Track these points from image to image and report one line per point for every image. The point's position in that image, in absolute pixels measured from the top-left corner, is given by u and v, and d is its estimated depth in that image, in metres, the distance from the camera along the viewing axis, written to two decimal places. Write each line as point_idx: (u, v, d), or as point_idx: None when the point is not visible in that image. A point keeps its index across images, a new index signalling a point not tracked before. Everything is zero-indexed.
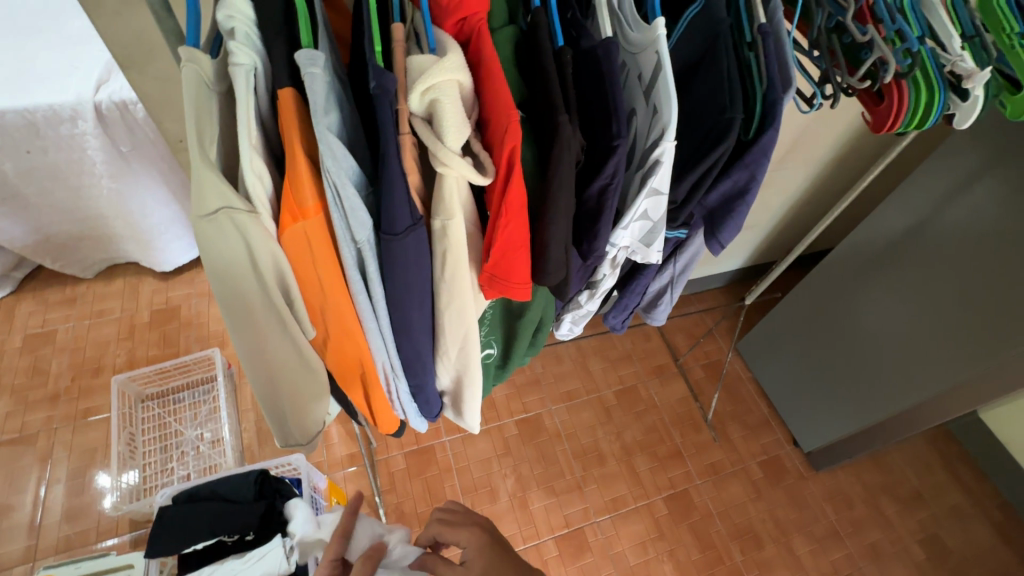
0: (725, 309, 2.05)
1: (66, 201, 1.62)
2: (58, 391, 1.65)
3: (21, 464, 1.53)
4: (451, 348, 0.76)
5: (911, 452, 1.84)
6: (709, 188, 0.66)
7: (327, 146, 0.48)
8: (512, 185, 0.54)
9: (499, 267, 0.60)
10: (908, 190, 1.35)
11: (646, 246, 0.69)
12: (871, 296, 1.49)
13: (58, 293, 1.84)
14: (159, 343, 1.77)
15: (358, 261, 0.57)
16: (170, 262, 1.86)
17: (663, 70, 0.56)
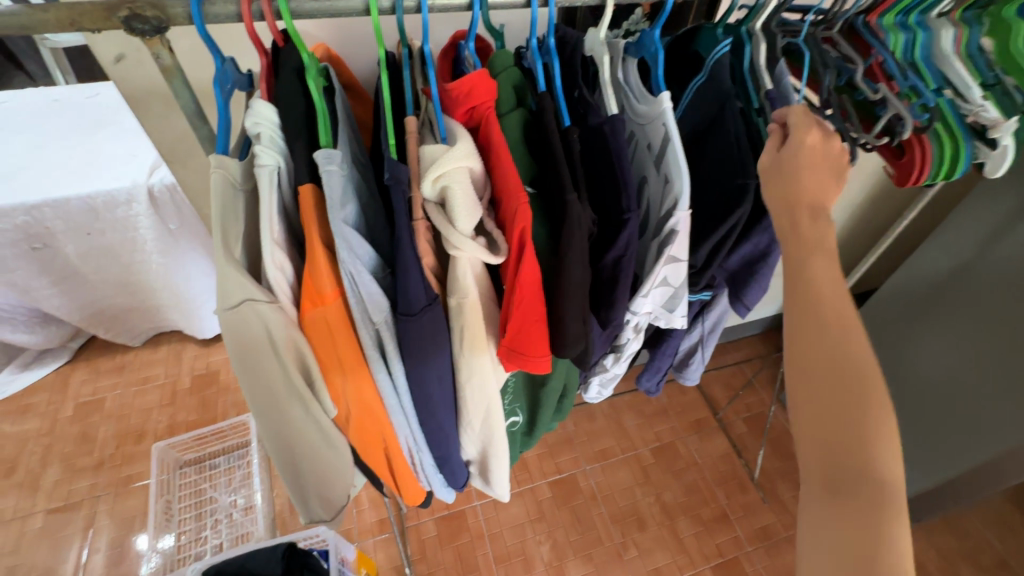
0: (764, 357, 1.97)
1: (119, 276, 1.75)
2: (102, 457, 1.70)
3: (64, 533, 1.56)
4: (473, 419, 0.74)
5: (988, 512, 1.66)
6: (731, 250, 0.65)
7: (343, 237, 0.51)
8: (525, 262, 0.55)
9: (515, 341, 0.60)
10: (952, 229, 1.31)
11: (670, 312, 0.67)
12: (920, 342, 1.40)
13: (108, 362, 1.94)
14: (198, 407, 1.82)
15: (376, 341, 0.59)
16: (211, 328, 1.95)
17: (671, 142, 0.57)
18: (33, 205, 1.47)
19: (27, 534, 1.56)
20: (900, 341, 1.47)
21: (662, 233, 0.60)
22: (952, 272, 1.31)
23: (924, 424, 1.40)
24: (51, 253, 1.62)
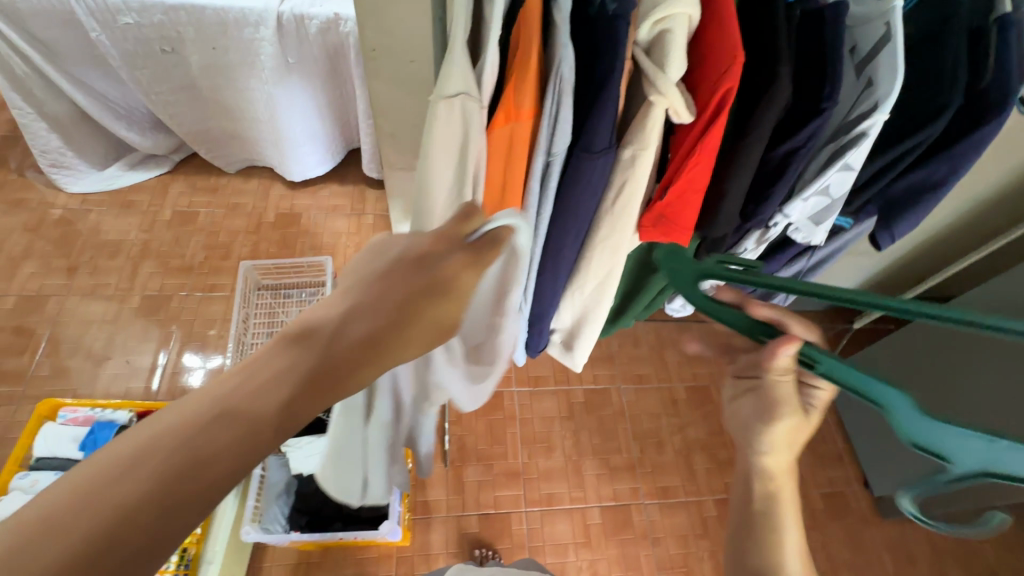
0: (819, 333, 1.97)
1: (229, 100, 1.81)
2: (192, 263, 1.87)
3: (154, 319, 1.75)
4: (585, 283, 0.80)
5: (994, 529, 1.70)
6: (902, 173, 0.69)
7: (561, 57, 0.52)
8: (713, 128, 0.56)
9: (671, 208, 0.64)
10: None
11: (815, 225, 0.69)
12: None
13: (203, 181, 2.06)
14: (279, 242, 1.95)
15: (542, 174, 0.62)
16: (300, 172, 2.01)
17: (892, 40, 0.55)
18: (173, 5, 1.53)
19: (124, 310, 1.76)
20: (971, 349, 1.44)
21: (846, 137, 0.60)
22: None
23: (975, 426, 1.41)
24: (176, 59, 1.68)
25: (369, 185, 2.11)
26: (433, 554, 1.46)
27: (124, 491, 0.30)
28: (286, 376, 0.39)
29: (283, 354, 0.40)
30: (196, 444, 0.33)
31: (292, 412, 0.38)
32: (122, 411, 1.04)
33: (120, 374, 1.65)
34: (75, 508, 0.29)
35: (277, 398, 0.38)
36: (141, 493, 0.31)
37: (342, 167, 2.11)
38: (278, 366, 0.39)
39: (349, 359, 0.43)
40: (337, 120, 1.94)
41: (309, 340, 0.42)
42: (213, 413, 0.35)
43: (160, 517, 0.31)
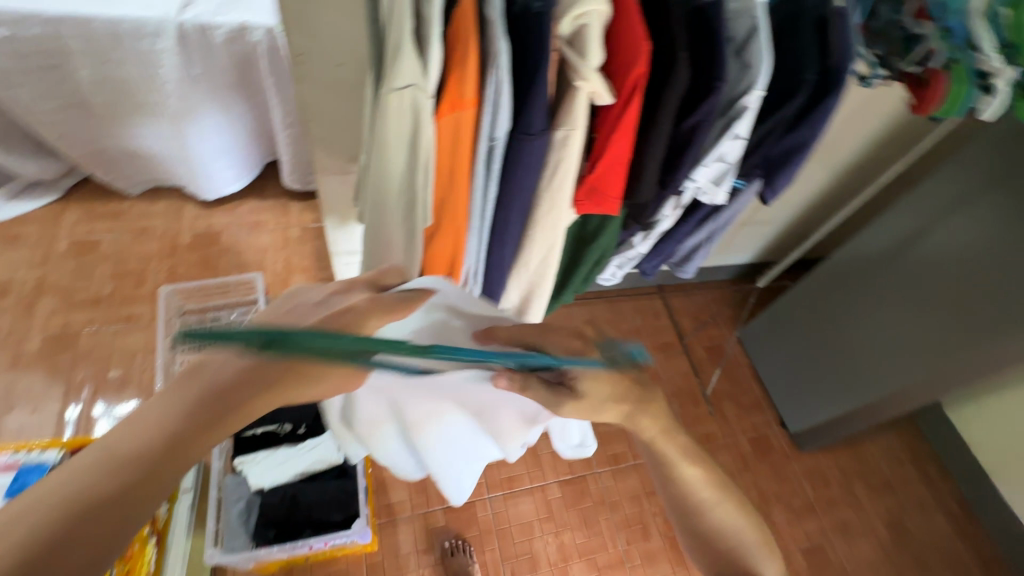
0: (729, 299, 2.20)
1: (126, 117, 1.69)
2: (100, 295, 1.72)
3: (62, 359, 1.60)
4: (529, 260, 0.87)
5: (885, 446, 1.99)
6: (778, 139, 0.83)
7: (498, 49, 0.59)
8: (631, 107, 0.66)
9: (601, 179, 0.73)
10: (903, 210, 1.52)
11: (716, 186, 0.81)
12: (870, 292, 1.63)
13: (103, 206, 1.90)
14: (200, 264, 1.84)
15: (486, 156, 0.69)
16: (215, 190, 1.92)
17: (759, 31, 0.68)
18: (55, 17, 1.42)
19: (25, 353, 1.59)
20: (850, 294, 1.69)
21: (732, 111, 0.72)
22: (896, 244, 1.55)
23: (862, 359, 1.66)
24: (61, 75, 1.55)
25: (292, 197, 2.05)
26: (403, 556, 1.47)
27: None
28: (158, 430, 0.43)
29: (162, 402, 0.44)
30: (85, 507, 0.40)
31: (173, 452, 0.43)
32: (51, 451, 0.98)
33: (26, 425, 1.49)
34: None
35: (143, 457, 0.42)
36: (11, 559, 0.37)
37: (260, 181, 2.03)
38: (154, 420, 0.43)
39: (222, 405, 0.44)
40: (251, 132, 1.87)
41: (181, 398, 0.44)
42: (104, 473, 0.41)
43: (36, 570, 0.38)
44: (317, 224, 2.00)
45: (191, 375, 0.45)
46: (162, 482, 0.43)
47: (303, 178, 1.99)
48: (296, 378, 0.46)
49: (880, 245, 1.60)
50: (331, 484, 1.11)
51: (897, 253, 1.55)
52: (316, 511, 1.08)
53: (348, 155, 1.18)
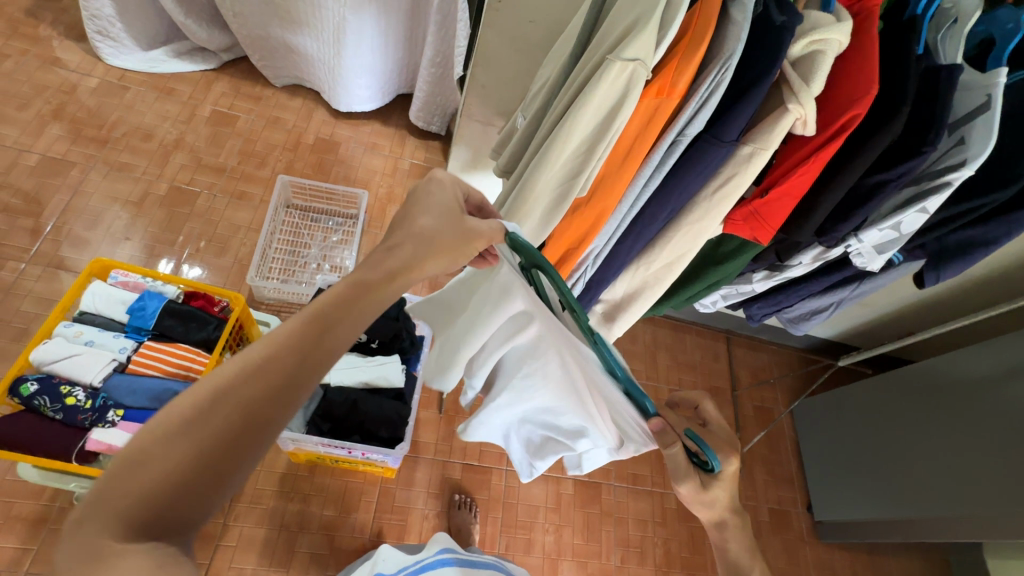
0: (795, 367, 2.12)
1: (297, 13, 1.79)
2: (225, 165, 1.86)
3: (178, 211, 1.74)
4: (654, 259, 0.88)
5: (906, 568, 1.89)
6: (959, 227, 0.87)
7: (730, 50, 0.61)
8: (831, 145, 0.65)
9: (768, 206, 0.72)
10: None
11: (877, 253, 0.79)
12: (953, 409, 1.53)
13: (248, 87, 2.03)
14: (315, 166, 1.95)
15: (667, 148, 0.71)
16: (347, 103, 2.01)
17: (990, 109, 0.65)
18: None
19: (151, 195, 1.74)
20: (934, 405, 1.58)
21: (929, 184, 0.71)
22: (1000, 373, 1.44)
23: (923, 472, 1.57)
24: None
25: (411, 132, 2.12)
26: (414, 491, 1.53)
27: (202, 405, 0.42)
28: (232, 387, 0.43)
29: (233, 373, 0.44)
30: (240, 401, 0.43)
31: (335, 331, 0.49)
32: (171, 287, 1.09)
33: (135, 257, 1.64)
34: (160, 423, 0.41)
35: (321, 330, 0.48)
36: (207, 404, 0.42)
37: (388, 108, 2.11)
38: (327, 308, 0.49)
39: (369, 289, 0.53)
40: (397, 59, 1.95)
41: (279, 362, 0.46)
42: (268, 349, 0.45)
43: (187, 459, 0.41)
44: (426, 163, 2.07)
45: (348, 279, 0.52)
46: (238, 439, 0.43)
47: (427, 117, 2.05)
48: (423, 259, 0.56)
49: (982, 367, 1.48)
50: (388, 403, 1.17)
51: (998, 381, 1.43)
52: (369, 422, 1.15)
53: (499, 109, 1.22)
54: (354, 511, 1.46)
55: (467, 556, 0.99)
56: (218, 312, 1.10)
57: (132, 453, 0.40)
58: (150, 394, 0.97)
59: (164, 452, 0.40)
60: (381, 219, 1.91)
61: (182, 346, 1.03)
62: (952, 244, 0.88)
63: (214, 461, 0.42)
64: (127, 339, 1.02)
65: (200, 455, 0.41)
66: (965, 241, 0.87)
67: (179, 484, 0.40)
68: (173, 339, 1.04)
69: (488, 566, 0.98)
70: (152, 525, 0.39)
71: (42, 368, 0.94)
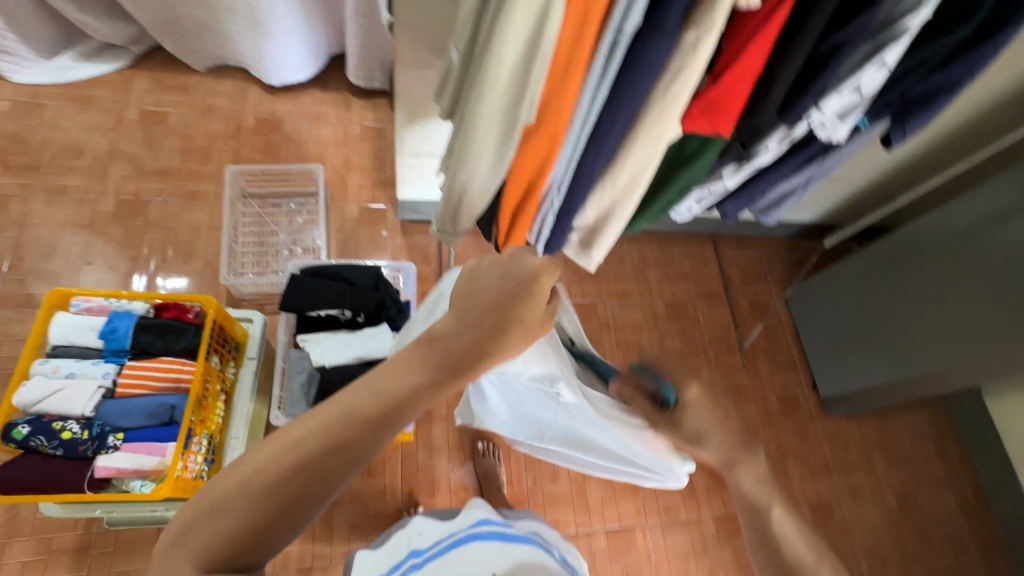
0: (784, 257, 2.13)
1: None
2: (168, 167, 1.76)
3: (132, 224, 1.67)
4: (618, 177, 0.84)
5: (912, 423, 1.99)
6: (925, 75, 0.82)
7: None
8: (777, 13, 0.60)
9: (722, 94, 0.68)
10: (1005, 182, 1.39)
11: (840, 121, 0.76)
12: (939, 267, 1.55)
13: (171, 79, 1.90)
14: (262, 149, 1.85)
15: (607, 52, 0.66)
16: (280, 75, 1.88)
17: None
18: None
19: (99, 213, 1.67)
20: (922, 267, 1.60)
21: (887, 36, 0.66)
22: (986, 221, 1.45)
23: (917, 334, 1.61)
24: None
25: (354, 93, 2.00)
26: (436, 448, 1.57)
27: (286, 468, 0.47)
28: (316, 460, 0.47)
29: (320, 441, 0.48)
30: (315, 468, 0.48)
31: (407, 406, 0.51)
32: (138, 303, 1.06)
33: (102, 280, 1.59)
34: (239, 479, 0.46)
35: (393, 410, 0.50)
36: (287, 468, 0.47)
37: (323, 72, 1.98)
38: (404, 382, 0.51)
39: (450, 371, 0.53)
40: (320, 16, 1.80)
41: (355, 432, 0.49)
42: (340, 417, 0.49)
43: (271, 513, 0.47)
44: (377, 124, 1.97)
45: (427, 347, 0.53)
46: (311, 503, 0.48)
47: (367, 74, 1.93)
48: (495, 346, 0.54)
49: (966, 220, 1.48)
50: None
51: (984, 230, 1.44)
52: None
53: (432, 48, 1.13)
54: (382, 479, 1.50)
55: (498, 527, 0.81)
56: (194, 318, 1.06)
57: (216, 498, 0.46)
58: (145, 413, 0.97)
59: (246, 502, 0.46)
60: (343, 191, 1.84)
61: (165, 360, 1.01)
62: (915, 96, 0.85)
63: (291, 513, 0.48)
64: (108, 364, 1.00)
65: (277, 509, 0.47)
66: (930, 89, 0.83)
67: (257, 531, 0.47)
68: (155, 355, 1.02)
69: (520, 538, 0.81)
70: (229, 559, 0.46)
71: (30, 410, 0.93)
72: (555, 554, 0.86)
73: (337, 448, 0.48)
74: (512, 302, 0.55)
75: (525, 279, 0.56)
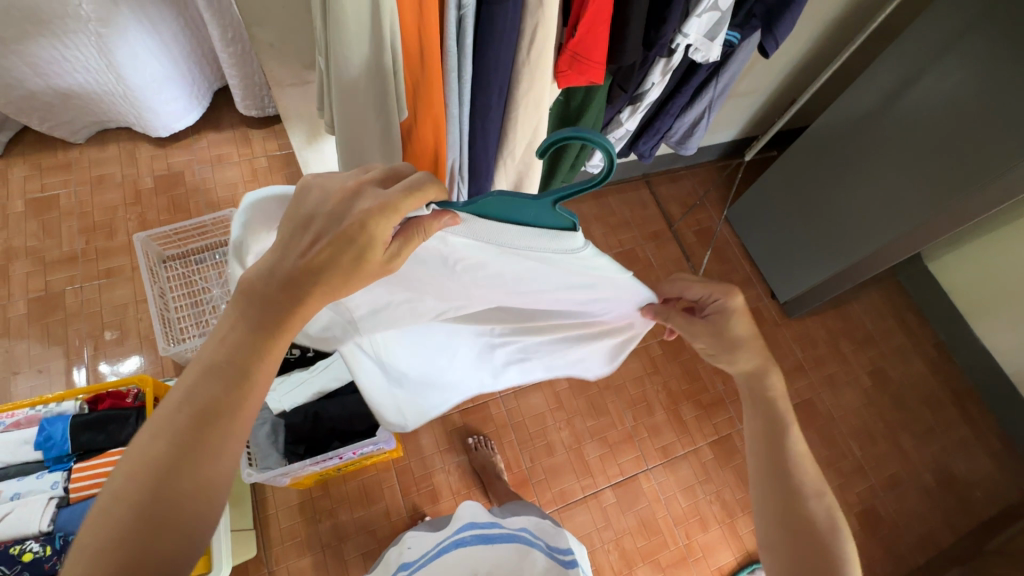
0: (715, 180, 2.17)
1: (48, 54, 1.52)
2: (74, 251, 1.66)
3: (52, 320, 1.57)
4: (514, 149, 0.83)
5: (869, 303, 2.09)
6: None
7: None
8: None
9: (584, 43, 0.67)
10: (892, 56, 1.44)
11: (711, 41, 0.77)
12: (853, 153, 1.61)
13: (51, 159, 1.77)
14: (169, 207, 1.76)
15: (456, 30, 0.64)
16: (166, 127, 1.78)
17: None
18: None
19: (13, 319, 1.56)
20: (839, 156, 1.65)
21: None
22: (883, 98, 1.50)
23: (849, 222, 1.67)
24: None
25: (251, 125, 1.92)
26: (428, 456, 1.57)
27: (142, 476, 0.47)
28: (174, 426, 0.50)
29: (175, 410, 0.50)
30: (177, 437, 0.49)
31: (247, 362, 0.53)
32: (68, 402, 1.01)
33: (36, 387, 1.50)
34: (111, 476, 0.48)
35: (229, 367, 0.53)
36: (148, 448, 0.49)
37: (212, 112, 1.88)
38: (231, 344, 0.53)
39: (280, 315, 0.54)
40: (190, 54, 1.70)
41: (207, 389, 0.51)
42: (195, 385, 0.52)
43: (154, 495, 0.47)
44: (283, 151, 1.89)
45: (241, 304, 0.54)
46: (190, 470, 0.49)
47: (258, 103, 1.85)
48: (320, 278, 0.54)
49: (866, 102, 1.53)
50: (350, 399, 1.20)
51: (884, 106, 1.49)
52: (340, 424, 1.18)
53: (303, 62, 1.08)
54: (383, 501, 1.49)
55: (482, 530, 1.09)
56: (134, 402, 1.03)
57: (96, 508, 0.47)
58: None
59: (122, 497, 0.47)
60: None
61: (116, 451, 0.97)
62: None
63: (172, 491, 0.48)
64: (54, 473, 0.96)
65: (151, 493, 0.47)
66: None
67: (139, 521, 0.46)
68: (102, 450, 0.98)
69: (501, 538, 1.08)
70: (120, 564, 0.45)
71: None
72: (539, 542, 1.09)
73: (194, 411, 0.51)
74: (341, 245, 0.54)
75: (353, 227, 0.53)
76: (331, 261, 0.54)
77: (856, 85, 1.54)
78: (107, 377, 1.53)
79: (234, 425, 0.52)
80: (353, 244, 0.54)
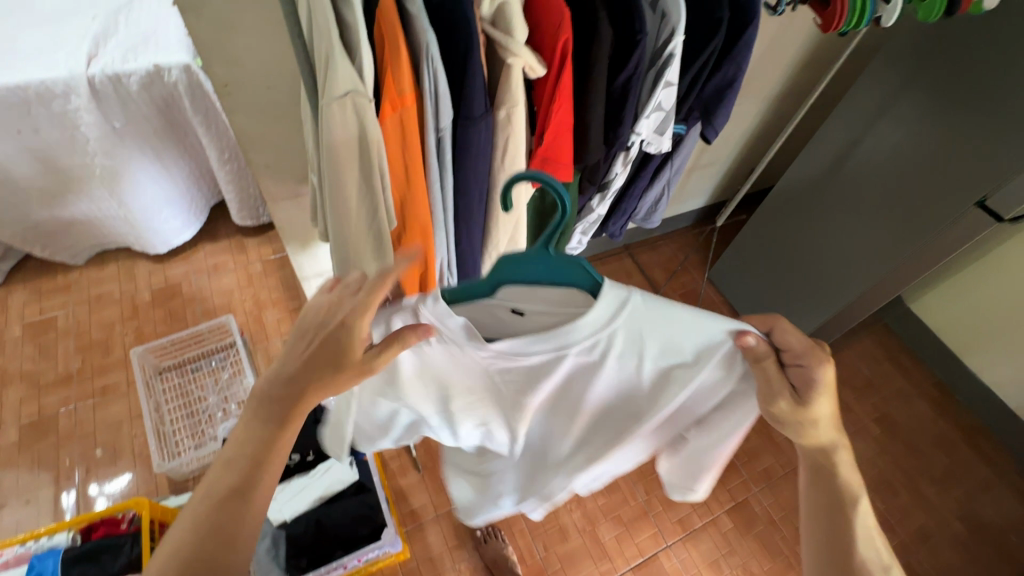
0: (693, 244, 2.27)
1: (55, 186, 1.62)
2: (69, 372, 1.66)
3: (42, 446, 1.54)
4: (497, 243, 0.89)
5: (861, 350, 2.11)
6: (707, 79, 0.86)
7: (427, 39, 0.60)
8: (564, 77, 0.68)
9: (551, 149, 0.75)
10: (836, 122, 1.57)
11: (660, 135, 0.86)
12: (817, 210, 1.71)
13: (51, 282, 1.82)
14: (166, 319, 1.79)
15: (437, 149, 0.70)
16: (164, 242, 1.85)
17: None
18: None
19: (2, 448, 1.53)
20: (805, 212, 1.75)
21: (660, 59, 0.76)
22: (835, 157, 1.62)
23: (824, 273, 1.74)
24: None
25: (246, 234, 2.01)
26: (436, 555, 1.49)
27: (175, 566, 0.52)
28: (199, 516, 0.54)
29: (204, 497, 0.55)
30: (203, 527, 0.53)
31: (266, 457, 0.56)
32: (61, 534, 0.99)
33: (22, 519, 1.44)
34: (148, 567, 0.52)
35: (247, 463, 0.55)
36: (184, 536, 0.53)
37: (210, 225, 1.98)
38: (245, 438, 0.56)
39: (283, 418, 0.55)
40: (189, 175, 1.81)
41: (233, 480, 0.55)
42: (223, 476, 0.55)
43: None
44: (278, 255, 1.97)
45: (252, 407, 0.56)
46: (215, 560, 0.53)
47: (253, 212, 1.95)
48: (324, 377, 0.54)
49: (820, 163, 1.65)
50: (352, 502, 1.15)
51: (837, 164, 1.61)
52: (342, 530, 1.14)
53: (296, 178, 1.17)
54: None
55: None
56: (129, 526, 1.00)
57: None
58: None
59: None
60: (262, 332, 1.80)
61: None
62: (709, 94, 0.89)
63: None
64: None
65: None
66: (718, 87, 0.87)
67: None
68: None
69: None
70: None
71: None
72: None
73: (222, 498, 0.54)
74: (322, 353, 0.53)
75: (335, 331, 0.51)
76: (325, 367, 0.53)
77: (808, 149, 1.67)
78: (97, 500, 1.47)
79: (251, 518, 0.56)
80: (341, 347, 0.52)
